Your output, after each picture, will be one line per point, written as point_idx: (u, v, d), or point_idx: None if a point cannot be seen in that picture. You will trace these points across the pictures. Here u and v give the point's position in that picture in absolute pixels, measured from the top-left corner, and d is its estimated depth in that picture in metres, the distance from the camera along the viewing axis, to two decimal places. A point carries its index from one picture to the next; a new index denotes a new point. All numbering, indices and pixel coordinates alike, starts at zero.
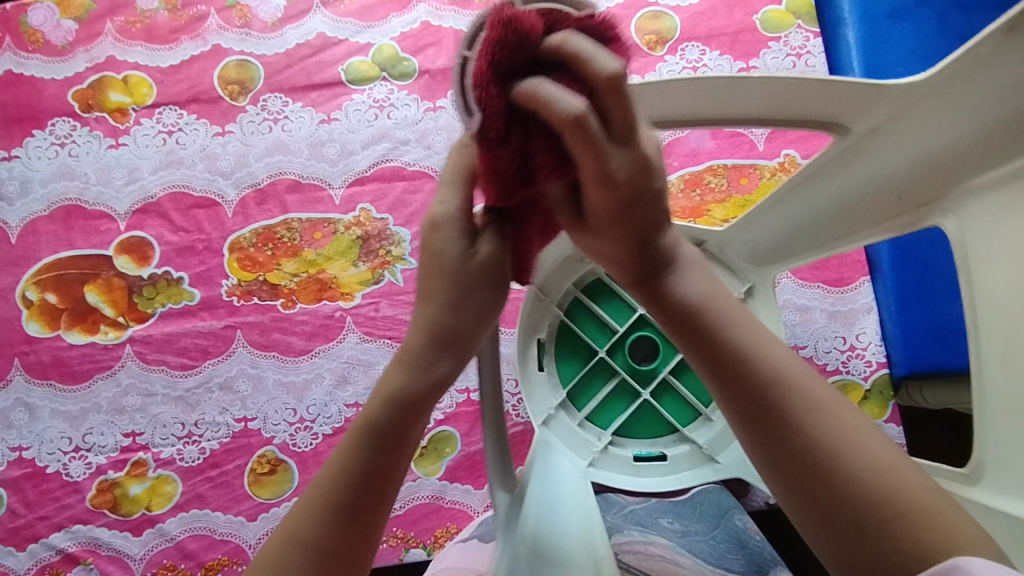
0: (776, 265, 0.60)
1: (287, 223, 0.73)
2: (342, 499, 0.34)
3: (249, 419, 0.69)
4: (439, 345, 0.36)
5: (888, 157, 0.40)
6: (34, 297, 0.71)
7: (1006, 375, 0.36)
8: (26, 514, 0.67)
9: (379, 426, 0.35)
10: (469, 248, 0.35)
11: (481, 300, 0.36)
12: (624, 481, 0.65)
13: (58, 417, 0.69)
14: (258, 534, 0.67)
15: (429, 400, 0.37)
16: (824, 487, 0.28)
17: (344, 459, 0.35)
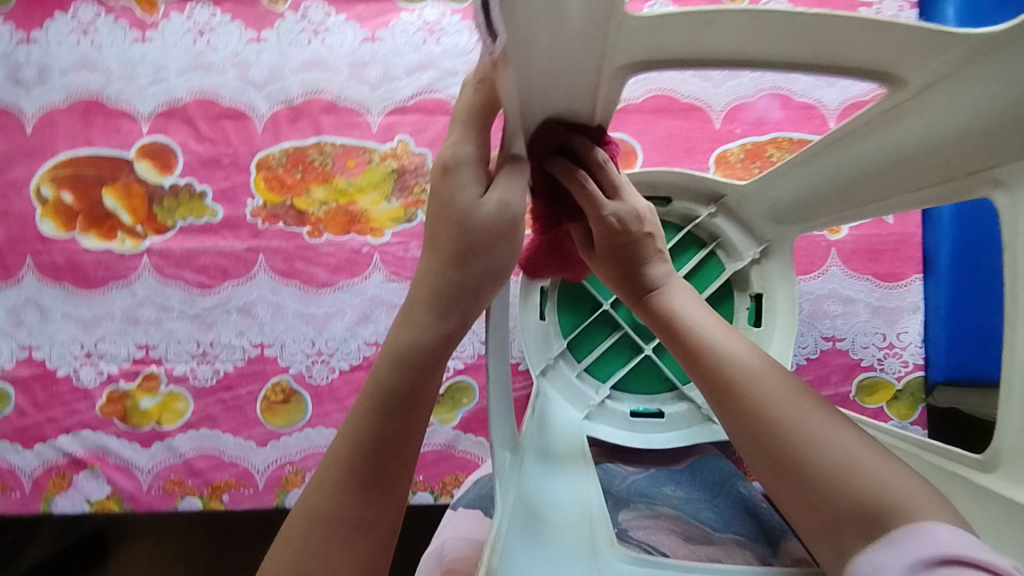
0: (795, 223, 0.60)
1: (319, 146, 0.69)
2: (358, 469, 0.34)
3: (265, 346, 0.67)
4: (445, 298, 0.35)
5: (933, 120, 0.39)
6: (49, 194, 0.68)
7: None
8: (34, 414, 0.66)
9: (388, 388, 0.34)
10: (478, 196, 0.35)
11: (488, 250, 0.35)
12: (619, 436, 0.63)
13: (70, 321, 0.67)
14: (267, 460, 0.66)
15: (441, 356, 0.35)
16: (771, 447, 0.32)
17: (358, 428, 0.34)
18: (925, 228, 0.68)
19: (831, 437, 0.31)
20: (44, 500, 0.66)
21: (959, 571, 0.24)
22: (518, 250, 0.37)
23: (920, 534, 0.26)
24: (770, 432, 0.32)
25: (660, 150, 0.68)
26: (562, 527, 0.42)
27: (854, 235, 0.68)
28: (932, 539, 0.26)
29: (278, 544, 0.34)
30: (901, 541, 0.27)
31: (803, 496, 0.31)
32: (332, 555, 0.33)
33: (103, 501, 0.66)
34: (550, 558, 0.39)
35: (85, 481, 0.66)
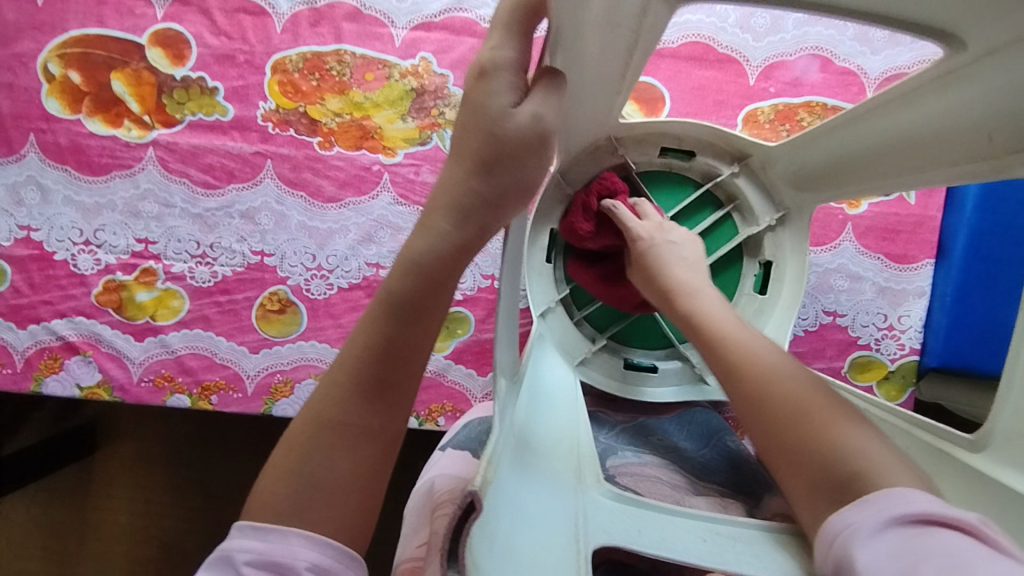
0: (815, 193, 0.59)
1: (338, 54, 0.66)
2: (365, 373, 0.37)
3: (266, 254, 0.67)
4: (465, 208, 0.37)
5: (991, 87, 0.38)
6: (56, 72, 0.66)
7: None
8: (29, 295, 0.66)
9: (398, 297, 0.36)
10: (512, 106, 0.36)
11: (515, 161, 0.37)
12: (610, 386, 0.64)
13: (70, 206, 0.66)
14: (258, 367, 0.67)
15: (449, 270, 0.37)
16: (767, 424, 0.38)
17: (368, 336, 0.37)
18: (946, 213, 0.66)
19: (821, 416, 0.36)
20: (34, 380, 0.66)
21: (926, 528, 0.28)
22: (544, 165, 0.38)
23: (898, 497, 0.30)
24: (770, 411, 0.38)
25: (689, 100, 0.66)
26: (551, 458, 0.42)
27: (873, 212, 0.67)
28: (908, 502, 0.30)
29: (287, 440, 0.37)
30: (877, 503, 0.31)
31: (792, 466, 0.36)
32: (338, 451, 0.36)
33: (94, 388, 0.66)
34: (538, 486, 0.39)
35: (76, 366, 0.66)
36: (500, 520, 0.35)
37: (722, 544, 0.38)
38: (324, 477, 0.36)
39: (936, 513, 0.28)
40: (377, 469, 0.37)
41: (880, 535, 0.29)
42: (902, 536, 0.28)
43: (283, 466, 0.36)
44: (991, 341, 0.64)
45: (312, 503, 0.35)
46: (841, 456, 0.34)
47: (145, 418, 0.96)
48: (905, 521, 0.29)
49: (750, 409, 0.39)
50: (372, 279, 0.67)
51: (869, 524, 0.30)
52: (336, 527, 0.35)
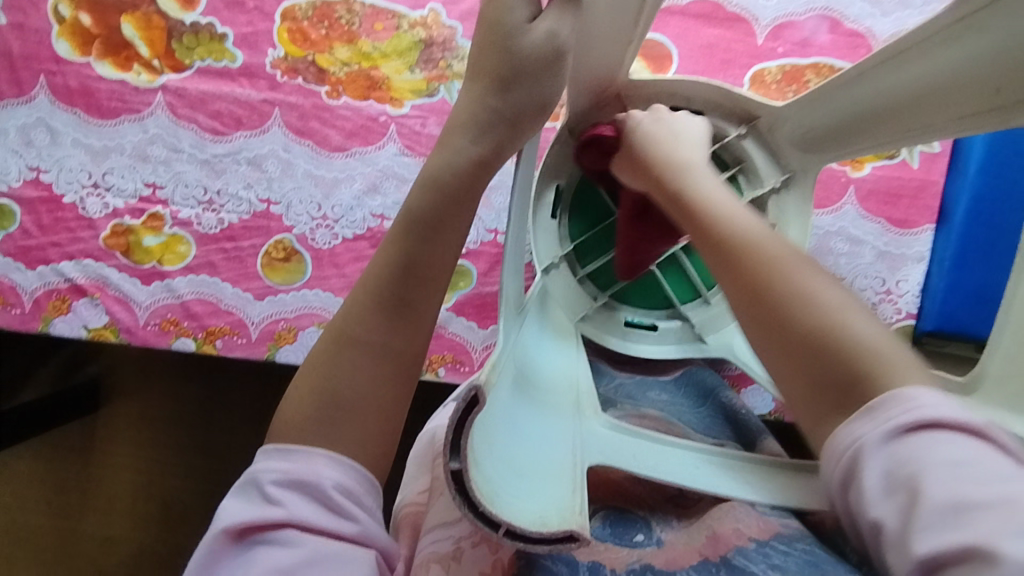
0: (822, 155, 0.59)
1: (348, 4, 0.67)
2: (386, 290, 0.38)
3: (272, 202, 0.67)
4: (483, 124, 0.42)
5: (998, 35, 0.38)
6: (67, 14, 0.66)
7: None
8: (39, 236, 0.67)
9: (419, 214, 0.39)
10: (528, 22, 0.42)
11: (531, 79, 0.42)
12: (613, 344, 0.64)
13: (79, 148, 0.67)
14: (263, 314, 0.68)
15: (469, 188, 0.41)
16: (760, 305, 0.32)
17: (390, 255, 0.39)
18: (948, 178, 0.67)
19: (827, 294, 0.31)
20: (42, 321, 0.67)
21: (935, 433, 0.26)
22: (558, 81, 0.43)
23: (901, 398, 0.27)
24: (766, 287, 0.33)
25: (697, 58, 0.66)
26: (548, 392, 0.43)
27: (876, 174, 0.68)
28: (914, 404, 0.26)
29: (311, 362, 0.39)
30: (883, 410, 0.27)
31: (778, 355, 0.31)
32: (360, 367, 0.38)
33: (100, 330, 0.67)
34: (539, 416, 0.40)
35: (84, 308, 0.67)
36: (499, 426, 0.35)
37: (715, 474, 0.40)
38: (346, 393, 0.37)
39: (950, 417, 0.26)
40: (397, 388, 0.38)
41: (886, 449, 0.26)
42: (908, 445, 0.26)
43: (305, 384, 0.38)
44: (986, 306, 0.65)
45: (334, 422, 0.36)
46: (844, 331, 0.30)
47: (150, 371, 0.97)
48: (911, 426, 0.26)
49: (745, 287, 0.33)
50: (376, 230, 0.68)
51: (873, 436, 0.27)
52: (356, 449, 0.36)
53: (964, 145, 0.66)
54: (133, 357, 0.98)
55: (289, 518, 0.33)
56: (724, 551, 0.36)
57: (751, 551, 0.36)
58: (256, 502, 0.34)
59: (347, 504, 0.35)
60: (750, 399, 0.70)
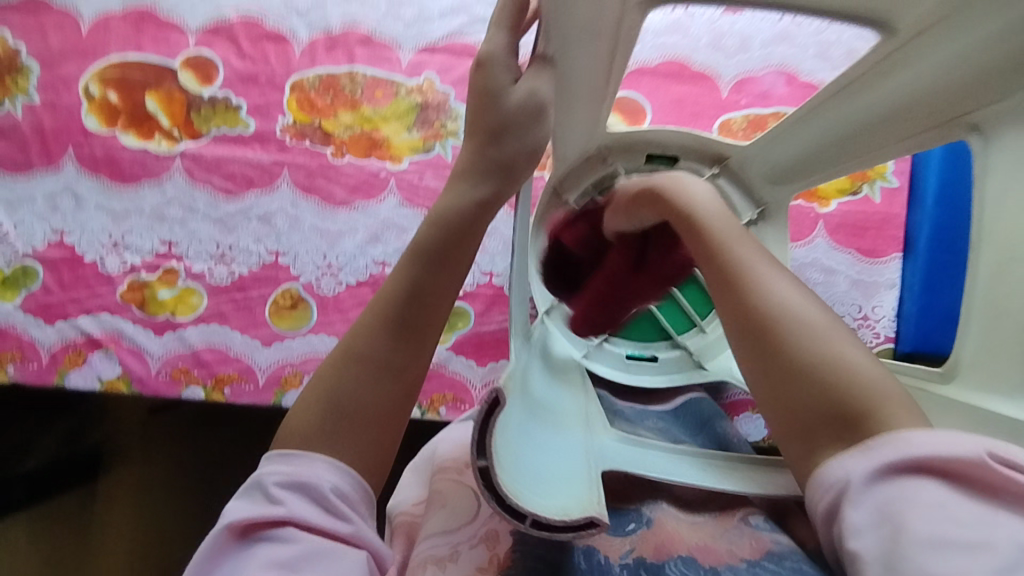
0: (793, 184, 0.65)
1: (351, 74, 0.74)
2: (394, 312, 0.43)
3: (280, 254, 0.72)
4: (481, 172, 0.47)
5: (922, 70, 0.44)
6: (96, 92, 0.73)
7: (998, 278, 0.45)
8: (59, 293, 0.71)
9: (427, 245, 0.44)
10: (513, 83, 0.46)
11: (519, 129, 0.46)
12: (616, 376, 0.67)
13: (101, 211, 0.72)
14: (270, 360, 0.71)
15: (471, 228, 0.46)
16: (777, 354, 0.37)
17: (399, 281, 0.44)
18: (910, 211, 0.72)
19: (839, 343, 0.36)
20: (58, 374, 0.70)
21: (924, 477, 0.31)
22: (543, 131, 0.47)
23: (893, 443, 0.32)
24: (779, 336, 0.37)
25: (668, 111, 0.73)
26: (561, 411, 0.47)
27: (841, 210, 0.72)
28: (906, 448, 0.32)
29: (319, 375, 0.42)
30: (873, 449, 0.33)
31: (786, 399, 0.36)
32: (366, 381, 0.41)
33: (113, 381, 0.70)
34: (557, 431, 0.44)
35: (99, 361, 0.70)
36: (520, 446, 0.39)
37: (716, 474, 0.45)
38: (351, 404, 0.40)
39: (935, 458, 0.31)
40: (399, 403, 0.41)
41: (876, 488, 0.32)
42: (898, 484, 0.31)
43: (315, 395, 0.41)
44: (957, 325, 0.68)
45: (337, 429, 0.39)
46: (842, 376, 0.35)
47: (154, 437, 0.96)
48: (903, 470, 0.31)
49: (764, 334, 0.37)
50: (378, 276, 0.72)
51: (861, 474, 0.32)
52: (356, 455, 0.39)
53: (921, 179, 0.72)
54: (137, 423, 0.95)
55: (289, 516, 0.36)
56: (715, 563, 0.39)
57: (742, 569, 0.39)
58: (259, 503, 0.36)
59: (342, 506, 0.37)
60: (743, 427, 0.72)
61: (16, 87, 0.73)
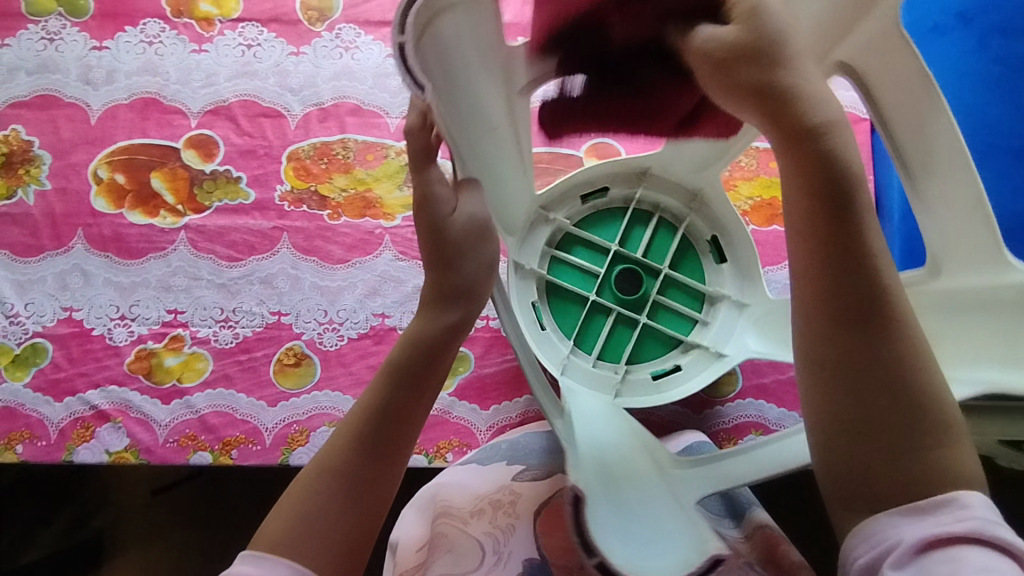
0: (718, 166, 0.68)
1: (343, 142, 0.79)
2: (368, 431, 0.46)
3: (283, 314, 0.75)
4: (445, 296, 0.50)
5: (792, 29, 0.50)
6: (104, 175, 0.77)
7: (931, 179, 0.50)
8: (68, 369, 0.73)
9: (402, 365, 0.48)
10: (451, 210, 0.49)
11: (468, 250, 0.50)
12: (653, 400, 0.68)
13: (109, 286, 0.75)
14: (276, 419, 0.72)
15: (441, 351, 0.49)
16: (889, 394, 0.39)
17: (374, 399, 0.47)
18: (880, 222, 0.76)
19: (942, 394, 0.39)
20: (66, 450, 0.70)
21: (978, 546, 0.35)
22: (492, 245, 0.51)
23: (955, 513, 0.36)
24: (895, 381, 0.39)
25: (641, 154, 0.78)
26: (627, 463, 0.51)
27: None
28: (965, 518, 0.36)
29: (297, 484, 0.45)
30: (932, 513, 0.36)
31: (874, 457, 0.39)
32: (336, 497, 0.44)
33: (121, 453, 0.71)
34: (633, 485, 0.49)
35: (106, 433, 0.71)
36: (612, 525, 0.44)
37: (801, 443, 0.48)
38: (318, 516, 0.43)
39: (981, 532, 0.35)
40: (369, 518, 0.45)
41: (922, 554, 0.35)
42: (949, 548, 0.35)
43: (287, 507, 0.44)
44: None
45: (304, 540, 0.42)
46: (931, 453, 0.38)
47: (157, 521, 0.95)
48: (954, 538, 0.35)
49: (878, 372, 0.39)
50: (379, 327, 0.74)
51: (911, 536, 0.36)
52: (324, 563, 0.42)
53: (885, 189, 0.76)
54: (140, 504, 0.95)
55: None
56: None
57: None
58: None
59: None
60: None
61: (29, 176, 0.77)
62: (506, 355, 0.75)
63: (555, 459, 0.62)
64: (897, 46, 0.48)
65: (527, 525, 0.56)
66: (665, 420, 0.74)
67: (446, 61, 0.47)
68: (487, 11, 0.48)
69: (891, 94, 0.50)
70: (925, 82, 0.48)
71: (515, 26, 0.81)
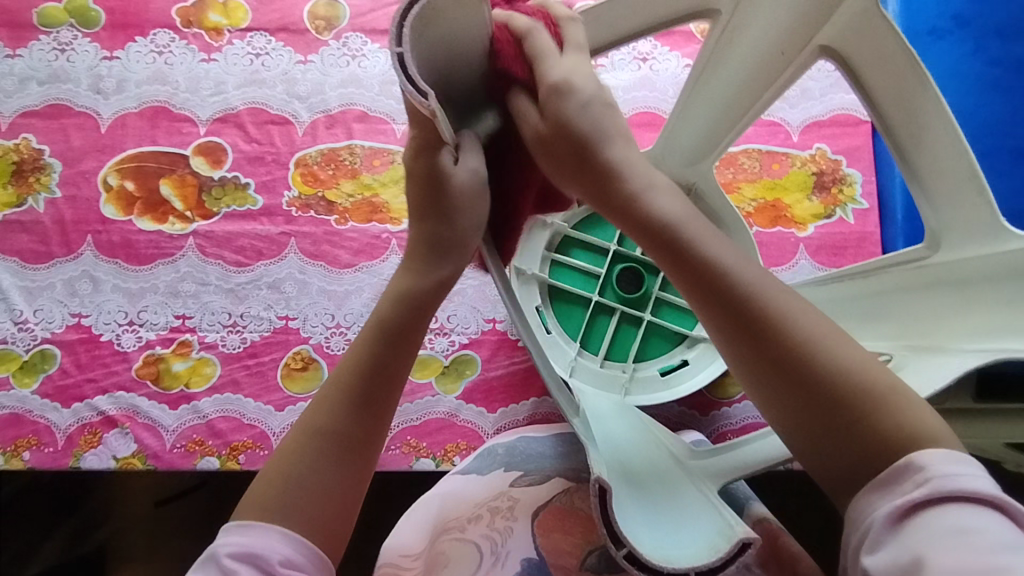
0: (712, 159, 0.64)
1: (350, 148, 0.80)
2: (355, 391, 0.44)
3: (290, 318, 0.75)
4: (436, 253, 0.47)
5: (760, 21, 0.51)
6: (114, 183, 0.78)
7: (922, 154, 0.49)
8: (76, 374, 0.73)
9: (389, 322, 0.46)
10: (452, 164, 0.46)
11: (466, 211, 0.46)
12: (664, 396, 0.69)
13: (118, 292, 0.75)
14: (283, 424, 0.72)
15: (431, 306, 0.47)
16: (803, 396, 0.38)
17: (360, 358, 0.45)
18: (883, 227, 0.76)
19: (852, 363, 0.38)
20: (73, 456, 0.70)
21: (954, 508, 0.33)
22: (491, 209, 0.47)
23: (918, 476, 0.34)
24: (803, 379, 0.38)
25: None
26: (644, 456, 0.52)
27: (819, 233, 0.76)
28: (931, 480, 0.34)
29: (282, 449, 0.43)
30: (900, 485, 0.35)
31: (828, 448, 0.38)
32: (326, 463, 0.42)
33: (129, 458, 0.70)
34: (650, 472, 0.50)
35: (114, 439, 0.71)
36: (633, 512, 0.44)
37: None
38: (311, 486, 0.42)
39: (967, 490, 0.33)
40: (357, 480, 0.43)
41: (899, 524, 0.34)
42: (928, 514, 0.33)
43: (274, 472, 0.42)
44: None
45: (294, 505, 0.41)
46: (883, 427, 0.36)
47: (163, 534, 0.93)
48: (930, 501, 0.33)
49: (786, 373, 0.38)
50: None
51: (888, 510, 0.34)
52: (311, 529, 0.41)
53: (888, 197, 0.77)
54: (144, 521, 0.93)
55: None
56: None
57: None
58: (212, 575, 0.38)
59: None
60: None
61: (39, 184, 0.78)
62: (513, 358, 0.75)
63: (550, 462, 0.61)
64: (874, 25, 0.48)
65: (525, 526, 0.56)
66: (671, 421, 0.73)
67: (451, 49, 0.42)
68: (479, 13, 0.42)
69: (878, 75, 0.49)
70: (908, 57, 0.47)
71: None
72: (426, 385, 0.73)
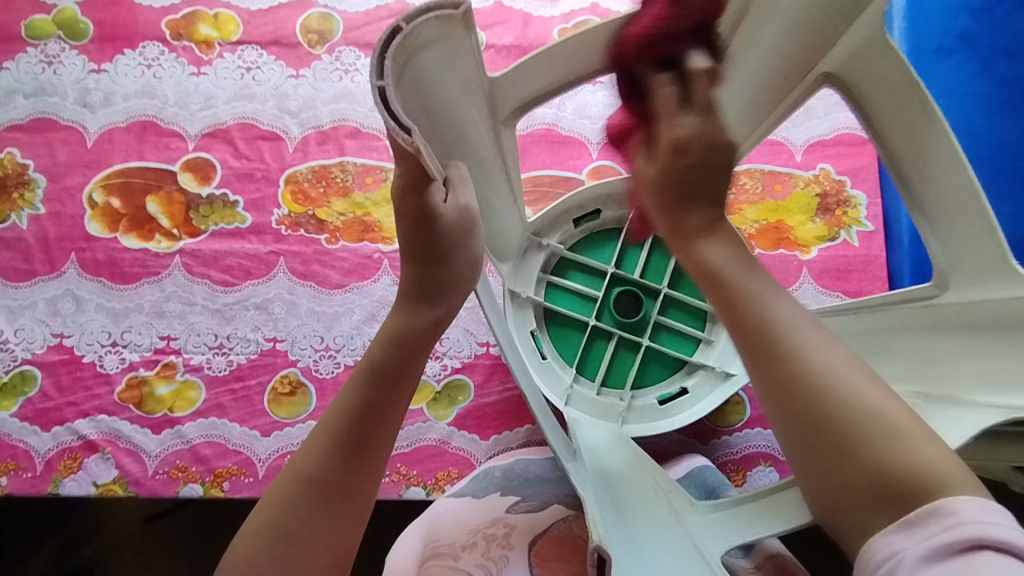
0: None
1: (342, 165, 0.78)
2: (344, 435, 0.42)
3: (278, 340, 0.73)
4: (426, 294, 0.48)
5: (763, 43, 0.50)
6: (99, 199, 0.76)
7: (929, 188, 0.47)
8: (56, 397, 0.70)
9: (381, 365, 0.44)
10: (442, 202, 0.45)
11: (456, 248, 0.48)
12: (663, 427, 0.66)
13: (101, 312, 0.73)
14: (270, 450, 0.69)
15: (423, 349, 0.47)
16: (804, 427, 0.35)
17: (348, 401, 0.43)
18: (889, 251, 0.74)
19: (857, 393, 0.35)
20: (52, 482, 0.68)
21: (983, 553, 0.29)
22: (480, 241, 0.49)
23: (944, 516, 0.31)
24: (816, 410, 0.35)
25: None
26: (643, 502, 0.50)
27: (823, 256, 0.74)
28: (960, 524, 0.30)
29: (267, 498, 0.41)
30: (923, 524, 0.31)
31: (835, 480, 0.35)
32: (314, 512, 0.40)
33: (109, 485, 0.68)
34: (648, 522, 0.47)
35: (94, 464, 0.69)
36: (627, 567, 0.42)
37: None
38: (301, 537, 0.40)
39: (993, 536, 0.29)
40: (349, 530, 0.42)
41: (928, 567, 0.30)
42: (958, 563, 0.29)
43: (260, 523, 0.40)
44: None
45: (285, 557, 0.39)
46: (899, 462, 0.33)
47: (147, 550, 0.91)
48: (965, 547, 0.30)
49: (794, 404, 0.36)
50: None
51: (915, 551, 0.31)
52: None
53: (894, 222, 0.74)
54: (125, 540, 0.91)
55: None
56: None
57: None
58: None
59: None
60: (755, 482, 0.70)
61: (23, 200, 0.76)
62: (507, 383, 0.72)
63: (550, 488, 0.59)
64: (883, 54, 0.46)
65: (521, 554, 0.52)
66: (670, 451, 0.71)
67: (427, 93, 0.42)
68: (465, 43, 0.44)
69: (884, 104, 0.48)
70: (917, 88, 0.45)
71: (517, 48, 0.80)
72: (417, 411, 0.71)
